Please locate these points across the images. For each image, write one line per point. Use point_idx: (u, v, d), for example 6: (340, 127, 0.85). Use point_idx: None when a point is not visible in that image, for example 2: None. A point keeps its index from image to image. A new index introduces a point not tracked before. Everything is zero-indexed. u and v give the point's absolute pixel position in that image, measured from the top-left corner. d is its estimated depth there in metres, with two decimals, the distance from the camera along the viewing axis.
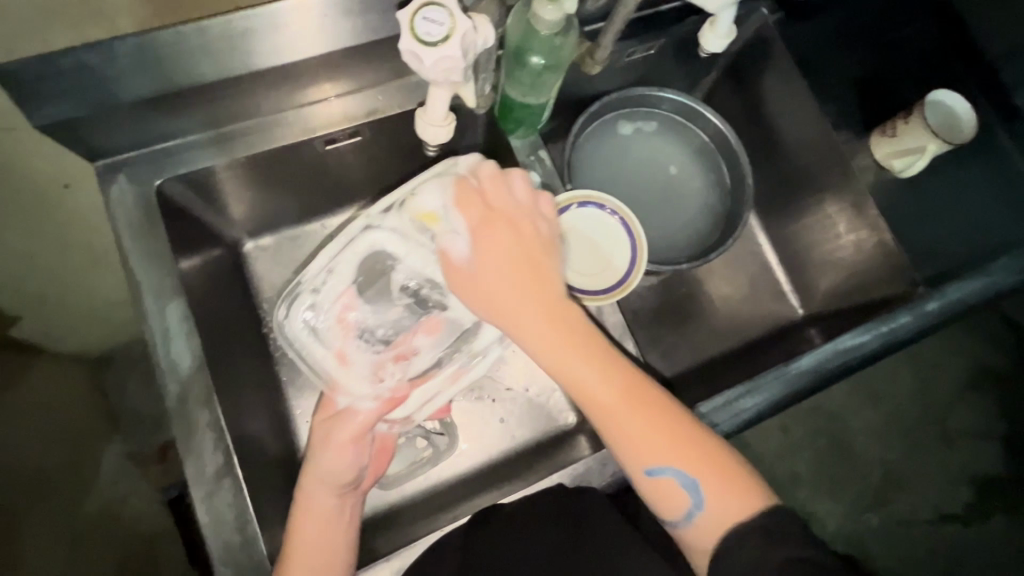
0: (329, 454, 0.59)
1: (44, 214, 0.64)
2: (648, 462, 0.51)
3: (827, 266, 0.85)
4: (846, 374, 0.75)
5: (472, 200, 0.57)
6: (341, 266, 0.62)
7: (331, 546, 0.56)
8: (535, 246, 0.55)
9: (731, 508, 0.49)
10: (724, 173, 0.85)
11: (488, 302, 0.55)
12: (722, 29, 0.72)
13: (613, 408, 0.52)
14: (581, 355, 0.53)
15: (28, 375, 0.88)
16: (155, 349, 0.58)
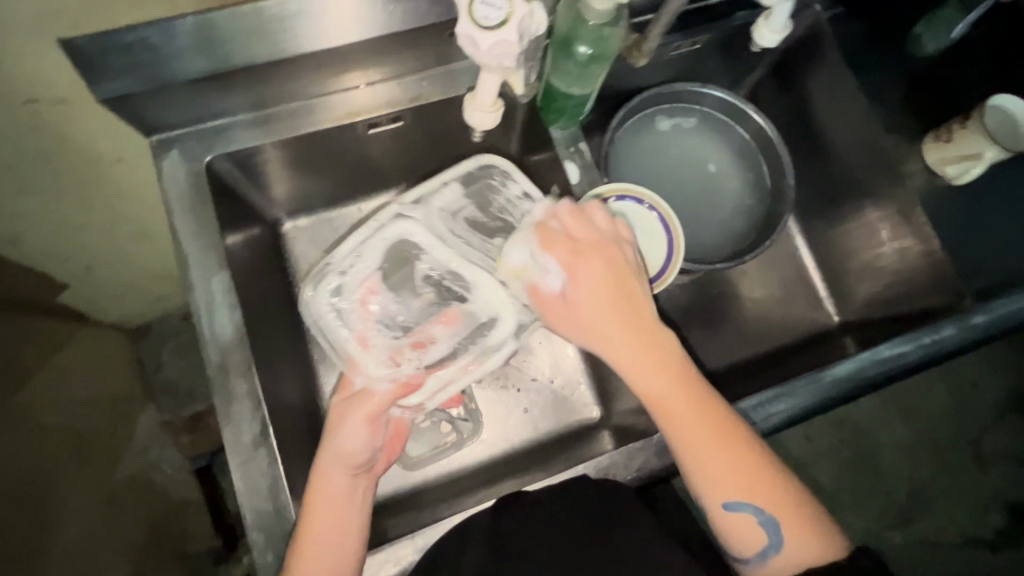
0: (347, 431, 0.57)
1: (98, 185, 0.66)
2: (730, 499, 0.53)
3: (864, 273, 0.84)
4: (885, 384, 0.72)
5: (563, 236, 0.57)
6: (368, 252, 0.65)
7: (344, 537, 0.55)
8: (626, 281, 0.56)
9: (807, 550, 0.52)
10: (765, 174, 0.84)
11: (585, 331, 0.56)
12: (776, 24, 0.71)
13: (696, 439, 0.54)
14: (672, 385, 0.54)
15: (74, 340, 0.91)
16: (199, 319, 0.60)
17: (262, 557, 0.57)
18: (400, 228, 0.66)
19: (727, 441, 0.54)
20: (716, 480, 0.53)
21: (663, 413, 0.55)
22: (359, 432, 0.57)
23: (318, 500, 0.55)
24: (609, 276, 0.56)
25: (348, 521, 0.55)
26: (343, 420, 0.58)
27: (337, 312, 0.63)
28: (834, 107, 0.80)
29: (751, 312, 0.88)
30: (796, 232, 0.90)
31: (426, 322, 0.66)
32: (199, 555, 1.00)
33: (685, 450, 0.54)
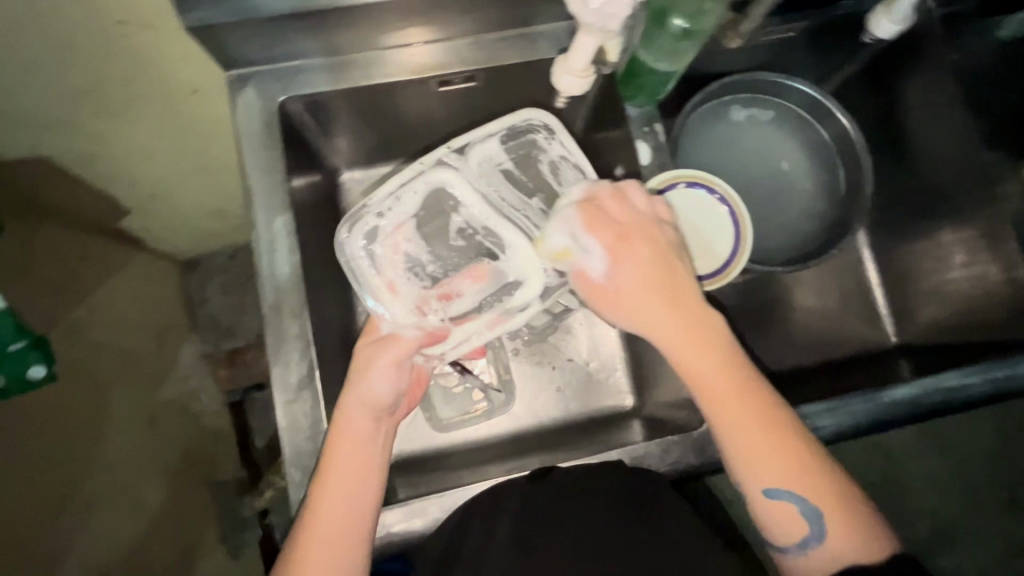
0: (372, 375, 0.56)
1: (173, 113, 0.68)
2: (770, 486, 0.51)
3: (932, 295, 0.81)
4: (949, 413, 0.69)
5: (603, 219, 0.56)
6: (406, 197, 0.62)
7: (364, 469, 0.55)
8: (671, 263, 0.55)
9: (854, 547, 0.49)
10: (840, 178, 0.80)
11: (626, 310, 0.55)
12: (899, 13, 0.67)
13: (739, 419, 0.51)
14: (716, 367, 0.53)
15: (131, 264, 0.95)
16: (260, 256, 0.61)
17: (297, 493, 0.59)
18: (439, 175, 0.62)
19: (773, 428, 0.51)
20: (757, 468, 0.51)
21: (705, 398, 0.53)
22: (383, 373, 0.56)
23: (342, 432, 0.55)
24: (654, 259, 0.55)
25: (363, 473, 0.55)
26: (370, 359, 0.57)
27: (372, 253, 0.61)
28: (927, 114, 0.76)
29: (801, 320, 0.85)
30: (862, 244, 0.86)
31: (456, 274, 0.62)
32: (225, 482, 1.05)
33: (727, 435, 0.52)
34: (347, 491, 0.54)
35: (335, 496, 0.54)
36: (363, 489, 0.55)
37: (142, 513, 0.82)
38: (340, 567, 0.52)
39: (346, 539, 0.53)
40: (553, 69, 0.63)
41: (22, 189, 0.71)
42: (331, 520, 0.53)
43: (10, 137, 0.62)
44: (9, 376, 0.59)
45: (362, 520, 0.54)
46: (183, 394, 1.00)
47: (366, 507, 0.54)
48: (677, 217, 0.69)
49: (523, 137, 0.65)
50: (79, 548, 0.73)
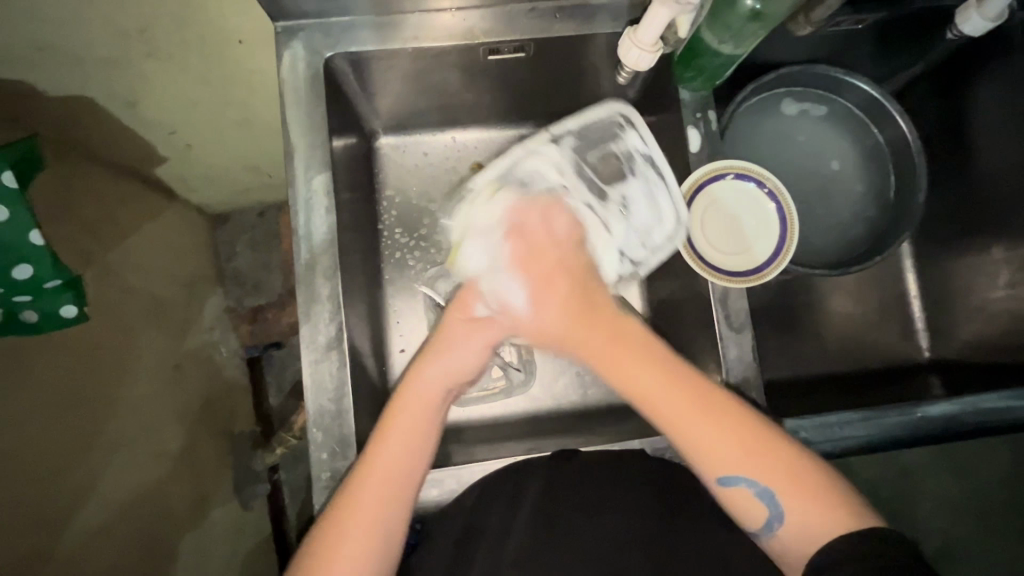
0: (464, 348, 0.61)
1: (216, 62, 0.67)
2: (722, 472, 0.51)
3: (975, 314, 0.78)
4: (992, 433, 0.67)
5: (518, 237, 0.62)
6: (511, 175, 0.68)
7: (419, 430, 0.57)
8: (581, 276, 0.60)
9: (819, 525, 0.48)
10: (890, 185, 0.78)
11: (557, 340, 0.59)
12: (992, 12, 0.64)
13: (677, 414, 0.53)
14: (640, 366, 0.55)
15: (163, 213, 0.95)
16: (297, 213, 0.60)
17: (318, 453, 0.59)
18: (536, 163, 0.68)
19: (706, 412, 0.53)
20: (709, 455, 0.52)
21: (636, 396, 0.55)
22: (473, 351, 0.61)
23: (407, 393, 0.58)
24: (565, 284, 0.59)
25: (422, 430, 0.57)
26: (456, 338, 0.61)
27: (472, 239, 0.64)
28: (993, 127, 0.73)
29: (832, 327, 0.84)
30: (906, 254, 0.86)
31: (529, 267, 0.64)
32: (239, 436, 1.07)
33: (688, 442, 0.52)
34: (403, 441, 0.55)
35: (382, 457, 0.54)
36: (417, 456, 0.56)
37: (162, 458, 0.83)
38: (395, 514, 0.53)
39: (399, 486, 0.54)
40: (620, 42, 0.62)
41: (63, 128, 0.71)
42: (387, 465, 0.54)
43: (57, 74, 0.61)
44: (43, 313, 0.60)
45: (413, 471, 0.55)
46: (205, 345, 1.02)
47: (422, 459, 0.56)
48: (721, 211, 0.70)
49: (607, 126, 0.69)
50: (107, 482, 0.73)
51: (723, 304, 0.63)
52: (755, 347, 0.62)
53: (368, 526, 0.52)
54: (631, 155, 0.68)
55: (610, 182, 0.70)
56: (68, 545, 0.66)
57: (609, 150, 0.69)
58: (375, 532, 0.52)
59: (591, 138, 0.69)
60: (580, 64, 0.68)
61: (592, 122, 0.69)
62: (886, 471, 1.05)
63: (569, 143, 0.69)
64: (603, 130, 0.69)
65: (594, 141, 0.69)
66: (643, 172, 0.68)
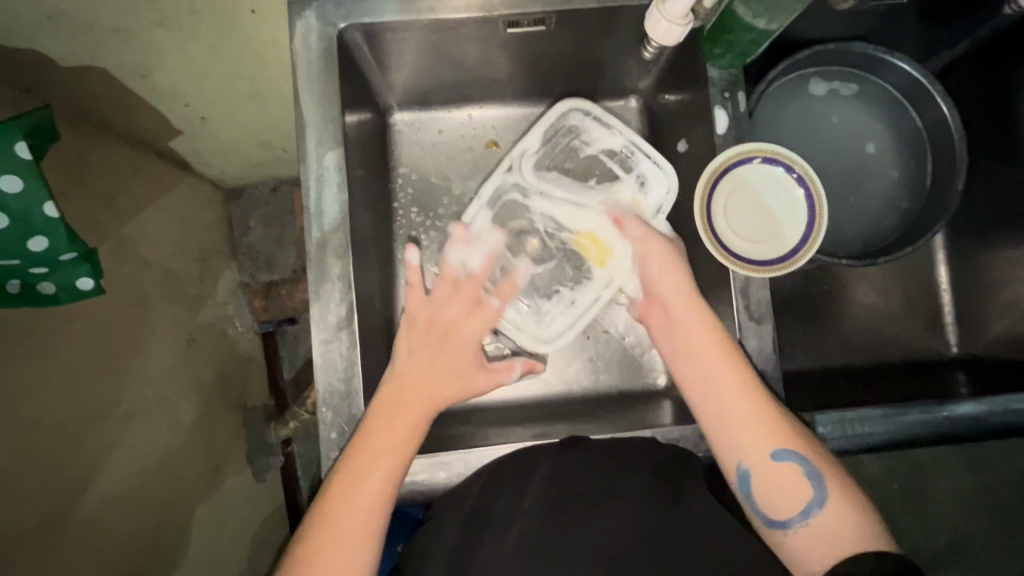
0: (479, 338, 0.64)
1: (228, 32, 0.65)
2: (772, 449, 0.54)
3: (1007, 308, 0.75)
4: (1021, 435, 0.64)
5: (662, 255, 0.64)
6: (479, 216, 0.69)
7: (419, 414, 0.58)
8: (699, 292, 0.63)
9: (847, 521, 0.51)
10: (927, 171, 0.75)
11: (704, 386, 0.58)
12: None
13: (738, 400, 0.56)
14: (735, 376, 0.57)
15: (178, 187, 0.95)
16: (309, 190, 0.59)
17: (327, 433, 0.59)
18: (507, 194, 0.70)
19: (760, 400, 0.56)
20: (739, 438, 0.55)
21: (708, 397, 0.57)
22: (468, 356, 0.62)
23: (411, 381, 0.59)
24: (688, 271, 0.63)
25: (427, 409, 0.59)
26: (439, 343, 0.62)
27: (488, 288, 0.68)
28: None
29: (855, 318, 0.81)
30: (938, 245, 0.82)
31: (545, 304, 0.70)
32: (254, 409, 1.09)
33: (726, 428, 0.55)
34: (395, 428, 0.57)
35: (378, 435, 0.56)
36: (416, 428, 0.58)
37: (178, 429, 0.85)
38: (399, 467, 0.56)
39: (394, 461, 0.56)
40: (647, 12, 0.59)
41: (76, 99, 0.70)
42: (394, 432, 0.56)
43: (69, 43, 0.61)
44: (60, 285, 0.61)
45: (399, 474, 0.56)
46: (220, 319, 1.02)
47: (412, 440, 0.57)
48: (746, 196, 0.67)
49: (561, 131, 0.71)
50: (123, 454, 0.74)
51: (745, 293, 0.61)
52: (774, 339, 0.61)
53: (372, 500, 0.54)
54: (600, 156, 0.72)
55: (587, 171, 0.72)
56: (85, 511, 0.68)
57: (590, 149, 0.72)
58: (375, 495, 0.54)
59: (553, 145, 0.71)
60: (603, 36, 0.66)
61: (552, 129, 0.71)
62: (900, 466, 1.02)
63: (529, 160, 0.70)
64: (567, 134, 0.71)
65: (551, 143, 0.71)
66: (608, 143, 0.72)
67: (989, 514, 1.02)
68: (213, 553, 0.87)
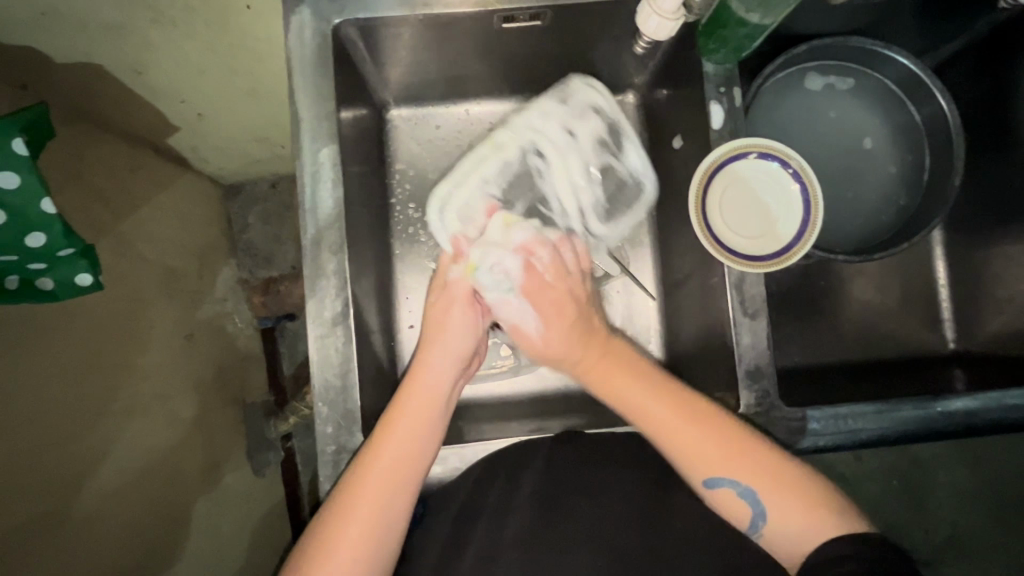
0: (457, 321, 0.63)
1: (224, 28, 0.65)
2: (705, 475, 0.53)
3: (1005, 304, 0.75)
4: (1016, 429, 0.64)
5: (556, 276, 0.62)
6: None
7: (423, 433, 0.57)
8: (585, 308, 0.62)
9: (801, 525, 0.49)
10: (925, 165, 0.74)
11: (628, 404, 0.56)
12: None
13: (663, 418, 0.54)
14: (657, 394, 0.56)
15: (176, 183, 0.95)
16: (304, 185, 0.59)
17: (323, 427, 0.60)
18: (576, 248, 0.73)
19: (692, 415, 0.54)
20: (687, 454, 0.53)
21: (635, 414, 0.56)
22: (461, 322, 0.63)
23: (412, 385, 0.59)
24: (575, 310, 0.61)
25: (430, 407, 0.58)
26: (444, 315, 0.63)
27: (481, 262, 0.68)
28: None
29: (851, 314, 0.81)
30: (936, 241, 0.82)
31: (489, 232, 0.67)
32: (254, 405, 1.09)
33: (662, 437, 0.54)
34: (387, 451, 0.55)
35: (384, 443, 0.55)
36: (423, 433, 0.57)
37: (177, 425, 0.86)
38: (407, 481, 0.55)
39: (405, 475, 0.55)
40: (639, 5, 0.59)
41: (71, 96, 0.70)
42: (396, 444, 0.55)
43: (65, 40, 0.61)
44: (59, 280, 0.61)
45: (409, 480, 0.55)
46: (219, 315, 1.02)
47: (427, 452, 0.57)
48: (741, 190, 0.67)
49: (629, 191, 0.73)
50: (122, 449, 0.74)
51: (739, 288, 0.61)
52: (769, 335, 0.61)
53: (367, 529, 0.52)
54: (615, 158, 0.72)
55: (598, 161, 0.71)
56: (85, 506, 0.68)
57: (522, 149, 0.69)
58: (377, 511, 0.53)
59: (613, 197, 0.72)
60: (598, 31, 0.65)
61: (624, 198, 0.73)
62: (896, 462, 1.02)
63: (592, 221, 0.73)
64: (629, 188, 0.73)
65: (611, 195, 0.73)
66: (539, 131, 0.69)
67: (987, 510, 1.02)
68: (212, 548, 0.88)
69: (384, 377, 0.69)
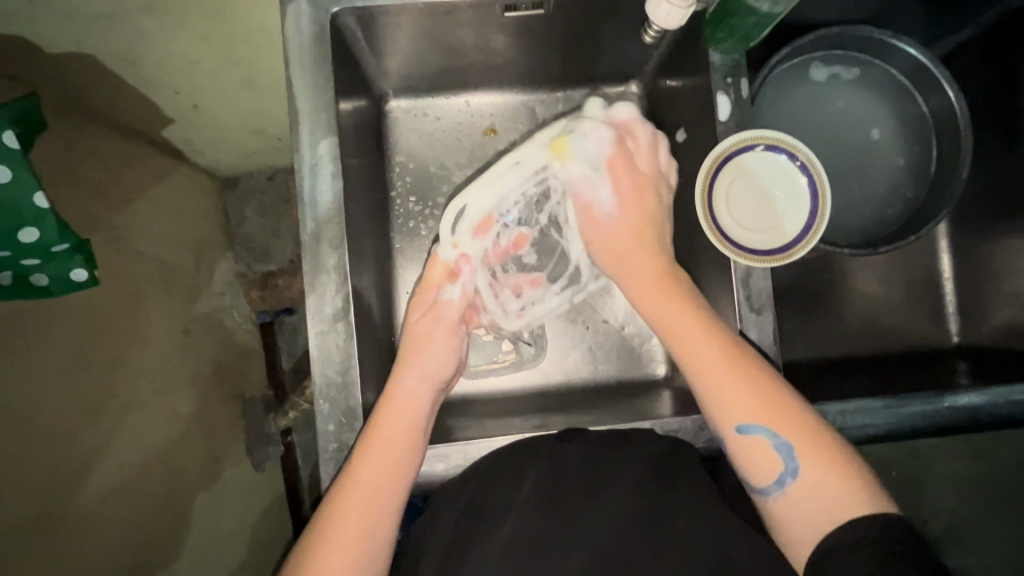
0: (439, 342, 0.63)
1: (218, 17, 0.63)
2: (741, 420, 0.52)
3: (1009, 297, 0.75)
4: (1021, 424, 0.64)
5: (643, 181, 0.65)
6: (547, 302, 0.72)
7: (409, 430, 0.57)
8: (654, 212, 0.65)
9: (825, 486, 0.49)
10: (931, 158, 0.74)
11: (664, 320, 0.59)
12: None
13: (706, 354, 0.54)
14: (694, 319, 0.57)
15: (171, 175, 0.93)
16: (302, 179, 0.58)
17: (323, 425, 0.59)
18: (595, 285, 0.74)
19: (742, 375, 0.53)
20: (726, 397, 0.53)
21: (664, 330, 0.59)
22: (444, 345, 0.63)
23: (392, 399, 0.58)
24: (652, 205, 0.65)
25: (410, 439, 0.57)
26: (427, 338, 0.63)
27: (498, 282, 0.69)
28: None
29: (855, 306, 0.81)
30: (941, 234, 0.82)
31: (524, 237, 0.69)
32: (252, 399, 1.08)
33: (699, 377, 0.55)
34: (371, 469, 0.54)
35: (368, 461, 0.54)
36: (405, 457, 0.56)
37: (175, 421, 0.85)
38: (392, 492, 0.54)
39: (388, 488, 0.54)
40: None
41: (62, 87, 0.69)
42: (378, 461, 0.54)
43: (56, 30, 0.59)
44: (53, 276, 0.60)
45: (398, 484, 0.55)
46: (217, 309, 1.01)
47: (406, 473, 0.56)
48: (747, 183, 0.66)
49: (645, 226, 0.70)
50: (121, 444, 0.74)
51: (746, 284, 0.61)
52: (775, 330, 0.60)
53: (350, 543, 0.52)
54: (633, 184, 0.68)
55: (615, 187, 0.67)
56: (84, 502, 0.68)
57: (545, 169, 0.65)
58: (364, 522, 0.52)
59: None
60: (602, 19, 0.64)
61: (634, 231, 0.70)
62: (896, 453, 1.03)
63: None
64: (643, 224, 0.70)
65: None
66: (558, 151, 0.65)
67: (985, 501, 1.02)
68: (212, 544, 0.88)
69: (384, 374, 0.68)
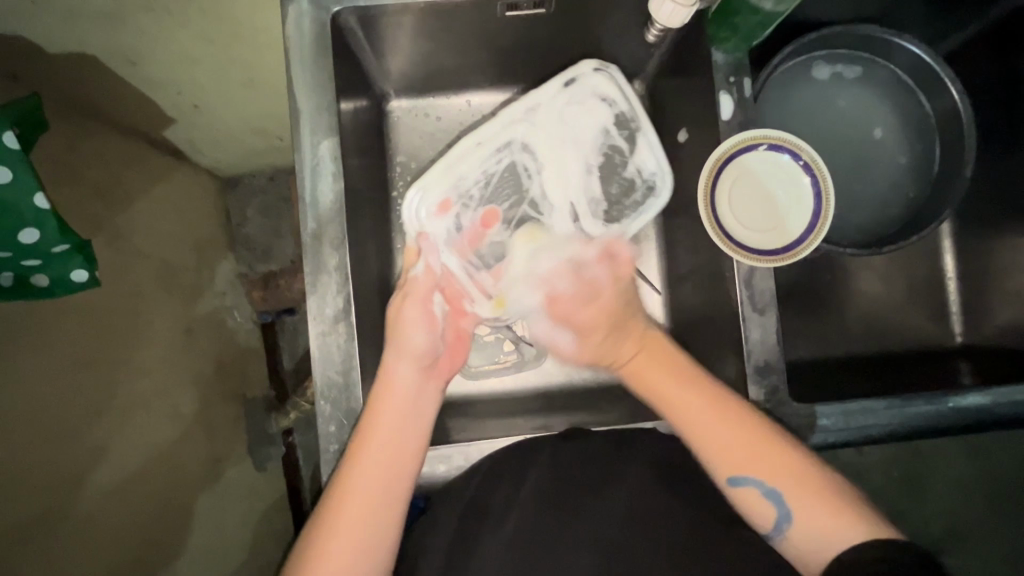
0: (414, 325, 0.61)
1: (220, 17, 0.63)
2: (729, 472, 0.54)
3: (1013, 297, 0.75)
4: None
5: (597, 300, 0.66)
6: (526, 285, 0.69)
7: (400, 435, 0.56)
8: (622, 310, 0.65)
9: (815, 520, 0.51)
10: (935, 156, 0.73)
11: (658, 396, 0.60)
12: None
13: (687, 403, 0.57)
14: (681, 386, 0.59)
15: (173, 175, 0.93)
16: (304, 179, 0.58)
17: (325, 427, 0.59)
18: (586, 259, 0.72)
19: (726, 417, 0.55)
20: (703, 440, 0.56)
21: (660, 401, 0.59)
22: (416, 321, 0.61)
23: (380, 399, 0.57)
24: (612, 321, 0.65)
25: (401, 444, 0.56)
26: (399, 314, 0.62)
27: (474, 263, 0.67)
28: None
29: (858, 306, 0.80)
30: (945, 233, 0.81)
31: (501, 215, 0.68)
32: (254, 400, 1.08)
33: (687, 426, 0.57)
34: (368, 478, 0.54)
35: (362, 471, 0.54)
36: (397, 461, 0.55)
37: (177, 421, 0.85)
38: (388, 500, 0.54)
39: (385, 497, 0.54)
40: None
41: (63, 87, 0.69)
42: (376, 469, 0.54)
43: (58, 29, 0.59)
44: (53, 277, 0.60)
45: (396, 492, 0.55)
46: (218, 309, 1.01)
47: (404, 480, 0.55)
48: (749, 183, 0.66)
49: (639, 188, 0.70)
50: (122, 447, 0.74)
51: (749, 284, 0.60)
52: (778, 330, 0.60)
53: (345, 555, 0.51)
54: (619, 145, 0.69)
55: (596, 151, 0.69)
56: (83, 508, 0.67)
57: (510, 142, 0.67)
58: (361, 532, 0.52)
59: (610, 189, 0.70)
60: (605, 17, 0.64)
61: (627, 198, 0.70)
62: (898, 453, 1.02)
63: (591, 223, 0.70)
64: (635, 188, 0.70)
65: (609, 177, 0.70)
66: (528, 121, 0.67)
67: (988, 501, 1.01)
68: (214, 544, 0.88)
69: None
